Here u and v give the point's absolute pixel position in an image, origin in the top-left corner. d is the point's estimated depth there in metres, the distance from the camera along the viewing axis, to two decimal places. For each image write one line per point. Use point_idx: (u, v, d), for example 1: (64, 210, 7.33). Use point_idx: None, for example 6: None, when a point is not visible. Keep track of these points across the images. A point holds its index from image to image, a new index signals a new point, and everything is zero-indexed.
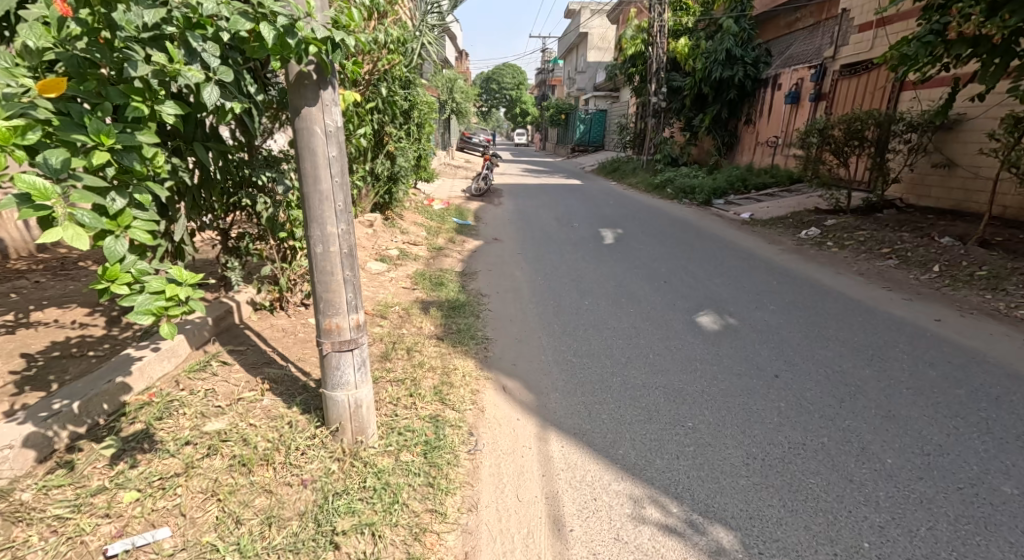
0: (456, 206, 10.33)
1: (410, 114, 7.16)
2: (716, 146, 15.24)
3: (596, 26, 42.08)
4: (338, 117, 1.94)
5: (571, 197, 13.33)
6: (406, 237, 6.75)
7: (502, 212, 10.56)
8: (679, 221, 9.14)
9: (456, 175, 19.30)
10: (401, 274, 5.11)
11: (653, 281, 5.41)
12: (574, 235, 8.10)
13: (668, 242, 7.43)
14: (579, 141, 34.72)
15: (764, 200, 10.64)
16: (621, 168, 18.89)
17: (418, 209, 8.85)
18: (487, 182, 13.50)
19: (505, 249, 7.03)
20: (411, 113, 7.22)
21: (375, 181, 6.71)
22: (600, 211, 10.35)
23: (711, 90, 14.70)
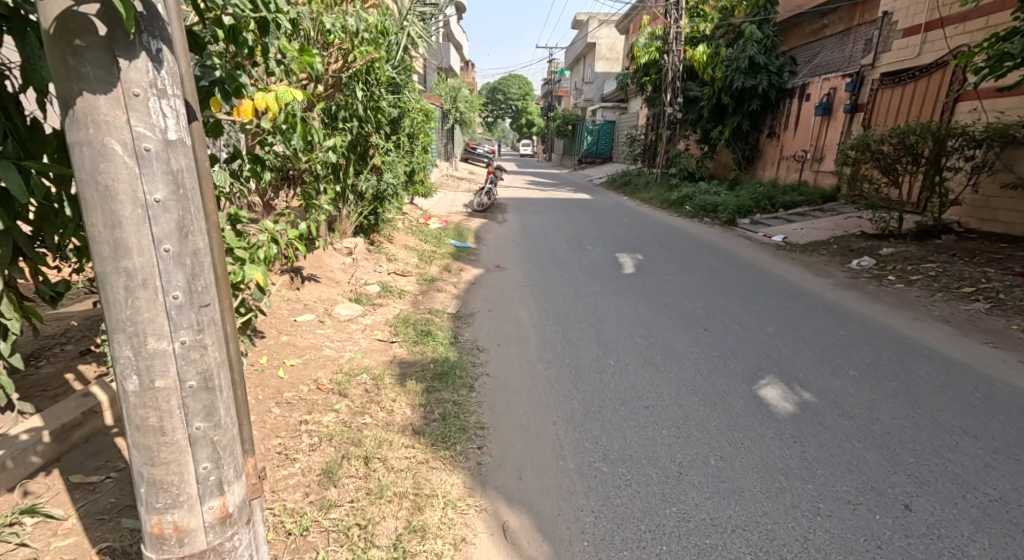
0: (456, 225, 9.40)
1: (401, 124, 6.24)
2: (736, 160, 14.29)
3: (605, 36, 41.35)
4: (173, 127, 1.25)
5: (580, 213, 12.38)
6: (394, 266, 5.80)
7: (507, 232, 9.58)
8: (704, 245, 8.15)
9: (458, 188, 18.43)
10: (381, 317, 4.15)
11: (689, 327, 4.43)
12: (587, 261, 7.11)
13: (697, 273, 6.43)
14: (587, 152, 33.81)
15: (795, 222, 9.66)
16: (633, 182, 17.95)
17: (412, 229, 7.91)
18: (490, 197, 12.57)
19: (508, 280, 6.05)
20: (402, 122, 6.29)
21: (358, 201, 5.80)
22: (614, 232, 9.36)
23: (731, 101, 13.76)
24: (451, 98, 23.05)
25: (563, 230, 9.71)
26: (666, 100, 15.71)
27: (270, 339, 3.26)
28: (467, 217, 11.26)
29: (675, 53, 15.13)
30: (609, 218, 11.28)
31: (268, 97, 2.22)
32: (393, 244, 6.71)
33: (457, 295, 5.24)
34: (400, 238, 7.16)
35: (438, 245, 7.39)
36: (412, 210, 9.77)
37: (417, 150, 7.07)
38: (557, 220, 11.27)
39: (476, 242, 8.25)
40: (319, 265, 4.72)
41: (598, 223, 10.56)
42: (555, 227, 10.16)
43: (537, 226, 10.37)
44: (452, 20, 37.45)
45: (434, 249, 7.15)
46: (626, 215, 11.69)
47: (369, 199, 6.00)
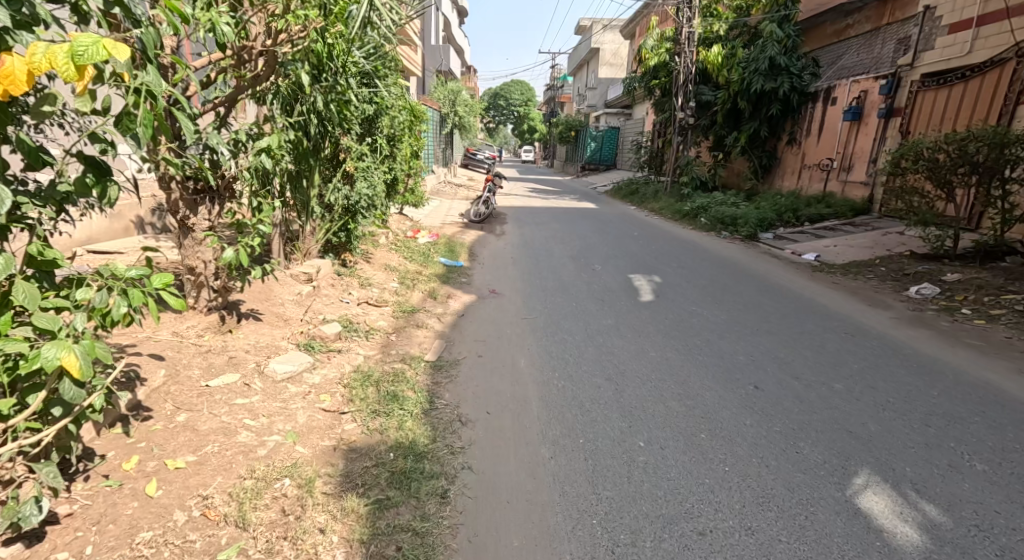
0: (448, 238, 8.44)
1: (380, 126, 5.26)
2: (752, 169, 13.38)
3: (608, 41, 40.59)
4: None
5: (584, 224, 11.44)
6: (365, 294, 4.83)
7: (504, 246, 8.63)
8: (728, 266, 7.18)
9: (456, 195, 17.52)
10: (336, 374, 3.17)
11: (734, 384, 3.45)
12: (596, 285, 6.14)
13: (728, 301, 5.45)
14: (590, 159, 32.96)
15: (827, 239, 8.69)
16: (640, 191, 17.02)
17: (396, 245, 6.95)
18: (488, 206, 11.68)
19: (504, 309, 5.08)
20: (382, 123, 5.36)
21: (323, 215, 4.90)
22: (624, 248, 8.40)
23: (748, 106, 12.84)
24: (450, 101, 22.20)
25: (566, 245, 8.74)
26: (677, 104, 14.79)
27: (159, 421, 2.28)
28: (462, 229, 10.33)
29: (687, 55, 14.24)
30: (617, 231, 10.32)
31: (55, 50, 1.46)
32: (366, 264, 5.73)
33: (438, 333, 4.27)
34: (378, 256, 6.20)
35: (425, 265, 6.43)
36: (400, 221, 8.83)
37: (402, 158, 6.13)
38: (560, 232, 10.33)
39: (468, 260, 7.29)
40: (265, 297, 3.75)
41: (606, 237, 9.59)
42: (560, 241, 9.17)
43: (539, 239, 9.42)
44: (454, 24, 36.80)
45: (419, 269, 6.19)
46: (636, 228, 10.74)
47: (339, 213, 5.04)
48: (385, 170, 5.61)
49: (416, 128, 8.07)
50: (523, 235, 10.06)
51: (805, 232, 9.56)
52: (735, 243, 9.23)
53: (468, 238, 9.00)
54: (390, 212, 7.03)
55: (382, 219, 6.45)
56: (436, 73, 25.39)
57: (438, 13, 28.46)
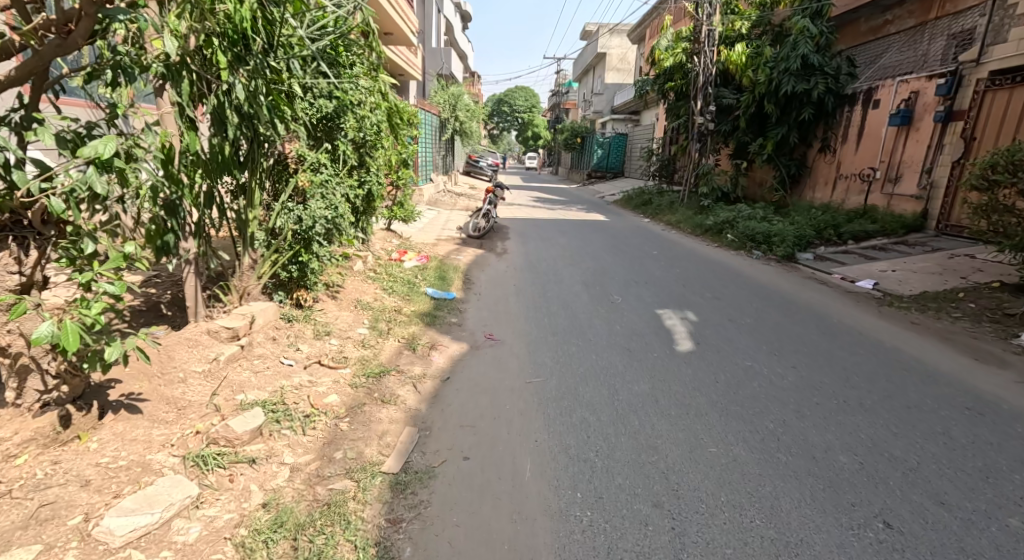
0: (441, 260, 7.29)
1: (344, 127, 4.10)
2: (778, 179, 12.21)
3: (615, 46, 39.54)
4: None
5: (596, 240, 10.27)
6: (318, 350, 3.66)
7: (506, 269, 7.48)
8: (774, 298, 6.01)
9: (455, 206, 16.38)
10: (232, 516, 2.02)
11: (853, 520, 2.26)
12: (619, 326, 4.98)
13: (790, 353, 4.27)
14: (596, 167, 31.85)
15: (880, 263, 7.49)
16: (653, 201, 15.86)
17: (373, 274, 5.78)
18: (488, 219, 10.55)
19: (504, 365, 3.93)
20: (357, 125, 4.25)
21: (267, 244, 3.81)
22: (645, 273, 7.23)
23: (775, 109, 11.65)
24: (450, 106, 21.16)
25: (577, 268, 7.57)
26: (695, 108, 13.63)
27: None
28: (458, 246, 9.19)
29: (707, 55, 13.10)
30: (634, 249, 9.17)
31: None
32: (330, 302, 4.58)
33: (410, 413, 3.11)
34: (346, 289, 5.04)
35: (407, 300, 5.26)
36: (385, 240, 7.68)
37: (380, 167, 4.98)
38: (570, 250, 9.19)
39: (462, 289, 6.12)
40: (153, 372, 2.60)
41: (622, 257, 8.44)
42: (571, 262, 8.03)
43: (546, 260, 8.25)
44: (457, 28, 35.94)
45: (398, 306, 5.02)
46: (655, 245, 9.60)
47: (291, 240, 3.89)
48: (353, 183, 4.46)
49: (400, 131, 6.92)
50: (527, 254, 8.92)
51: (850, 252, 8.37)
52: (772, 265, 8.07)
53: (464, 259, 7.85)
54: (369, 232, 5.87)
55: (355, 242, 5.30)
56: (436, 77, 24.36)
57: (440, 15, 27.49)
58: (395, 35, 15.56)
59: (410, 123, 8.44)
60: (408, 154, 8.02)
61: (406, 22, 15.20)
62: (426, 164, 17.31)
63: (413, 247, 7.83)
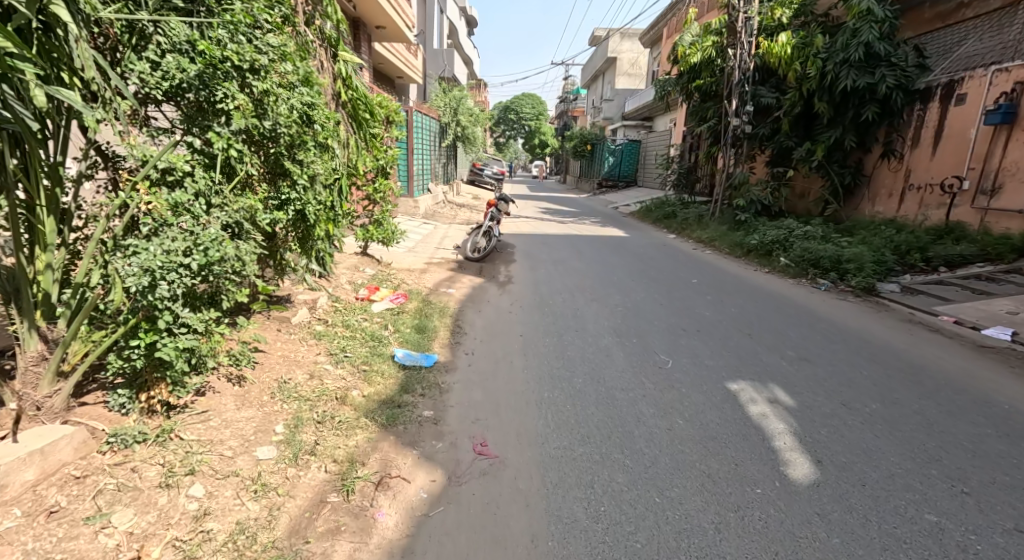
0: (424, 300, 5.61)
1: (225, 109, 2.51)
2: (829, 190, 10.48)
3: (626, 49, 37.92)
4: None
5: (618, 264, 8.58)
6: (154, 520, 2.02)
7: (508, 308, 5.81)
8: (882, 361, 4.29)
9: (454, 220, 14.76)
10: None
11: None
12: (680, 421, 3.27)
13: (989, 490, 2.54)
14: (607, 175, 30.19)
15: (1003, 300, 5.73)
16: (675, 215, 14.14)
17: (321, 330, 4.09)
18: (488, 237, 8.90)
19: (491, 514, 2.35)
20: (263, 104, 2.64)
21: (93, 311, 2.25)
22: (690, 318, 5.55)
23: (829, 108, 9.90)
24: (452, 109, 19.56)
25: (600, 307, 5.92)
26: (729, 109, 11.92)
27: None
28: (452, 274, 7.53)
29: (743, 46, 11.39)
30: (667, 278, 7.47)
31: None
32: (227, 394, 2.88)
33: None
34: (264, 364, 3.36)
35: (359, 376, 3.56)
36: (351, 273, 5.98)
37: (318, 178, 3.34)
38: (588, 278, 7.57)
39: (447, 348, 4.43)
40: None
41: (653, 291, 6.82)
42: (590, 297, 6.39)
43: (558, 294, 6.58)
44: (462, 32, 34.57)
45: (344, 390, 3.32)
46: (691, 271, 8.00)
47: (123, 306, 2.19)
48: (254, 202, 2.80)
49: (364, 127, 5.26)
50: (533, 283, 7.29)
51: (945, 283, 6.62)
52: (845, 301, 6.38)
53: (457, 295, 6.16)
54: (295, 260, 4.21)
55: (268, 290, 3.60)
56: (438, 80, 22.83)
57: (443, 15, 26.03)
58: (388, 29, 13.98)
59: (392, 121, 6.80)
60: (380, 159, 6.36)
61: (400, 15, 13.61)
62: (423, 173, 15.71)
63: (392, 280, 6.16)
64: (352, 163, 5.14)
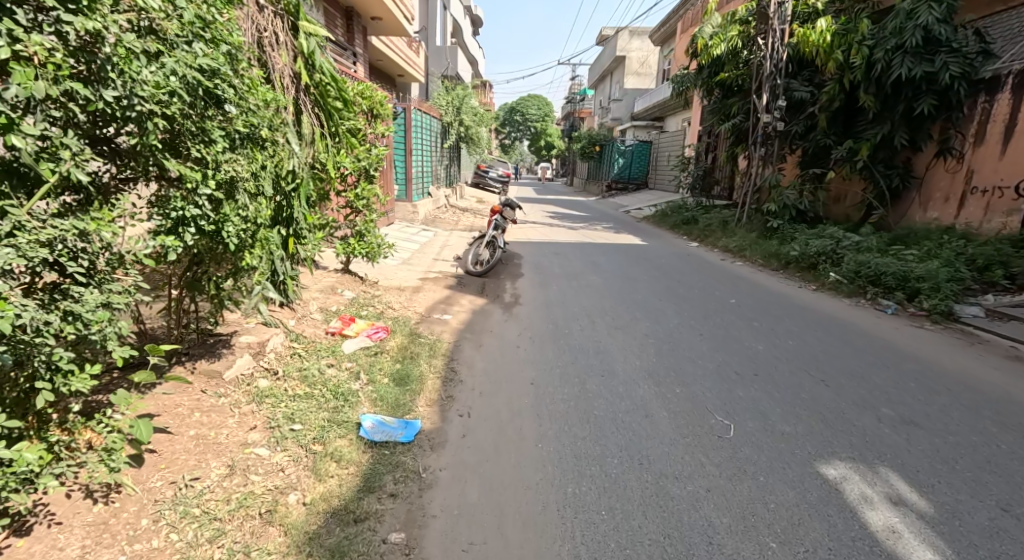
0: (411, 334, 4.58)
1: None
2: (874, 194, 9.37)
3: (635, 48, 36.89)
4: None
5: (640, 279, 7.53)
6: None
7: (515, 342, 4.75)
8: (1017, 428, 3.21)
9: (456, 226, 13.72)
10: None
11: None
12: (773, 545, 2.23)
13: None
14: (617, 177, 29.09)
15: None
16: (695, 221, 13.07)
17: (264, 389, 3.04)
18: (493, 249, 7.86)
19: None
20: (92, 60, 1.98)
21: None
22: (740, 355, 4.49)
23: (875, 102, 8.84)
24: (455, 108, 18.51)
25: (625, 338, 4.88)
26: (758, 104, 10.86)
27: None
28: (450, 293, 6.50)
29: (775, 35, 10.34)
30: (699, 300, 6.42)
31: None
32: (72, 530, 1.91)
33: None
34: (161, 456, 2.31)
35: (305, 466, 2.51)
36: (324, 298, 4.95)
37: (242, 186, 2.69)
38: (604, 299, 6.55)
39: (435, 409, 3.36)
40: None
41: (684, 315, 5.78)
42: (611, 325, 5.35)
43: (570, 320, 5.54)
44: (466, 30, 33.64)
45: (275, 495, 2.28)
46: (720, 288, 7.00)
47: None
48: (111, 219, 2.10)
49: (335, 123, 4.32)
50: (540, 305, 6.22)
51: None
52: (916, 328, 5.31)
53: (455, 324, 5.12)
54: (232, 293, 3.18)
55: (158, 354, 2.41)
56: (440, 78, 21.84)
57: (447, 12, 25.02)
58: (384, 20, 12.98)
59: (379, 118, 5.81)
60: (355, 161, 5.38)
61: (398, 4, 12.59)
62: (423, 176, 14.68)
63: (375, 307, 5.13)
64: (316, 166, 4.16)
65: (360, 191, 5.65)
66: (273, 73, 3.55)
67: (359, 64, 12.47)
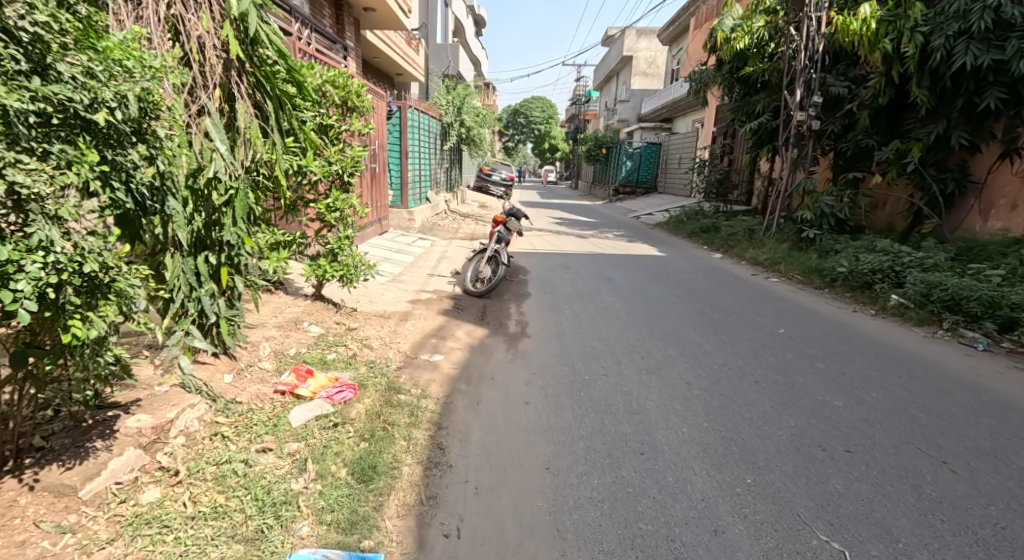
0: (389, 388, 3.56)
1: None
2: (926, 201, 8.35)
3: (643, 48, 35.88)
4: None
5: (665, 304, 6.51)
6: None
7: (523, 396, 3.76)
8: None
9: (455, 234, 12.71)
10: None
11: None
12: None
13: None
14: (625, 180, 28.06)
15: None
16: (716, 230, 12.04)
17: (145, 510, 2.05)
18: (498, 267, 6.81)
19: None
20: None
21: None
22: (817, 416, 3.47)
23: (929, 97, 7.86)
24: (456, 108, 17.45)
25: (663, 391, 3.87)
26: (791, 101, 9.93)
27: None
28: (445, 321, 5.51)
29: (809, 24, 9.40)
30: (740, 331, 5.40)
31: None
32: None
33: None
34: None
35: None
36: (282, 338, 3.94)
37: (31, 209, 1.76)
38: (626, 327, 5.56)
39: (411, 522, 2.36)
40: None
41: (727, 351, 4.78)
42: (642, 369, 4.35)
43: (589, 359, 4.54)
44: (469, 30, 32.59)
45: None
46: (757, 314, 6.03)
47: None
48: None
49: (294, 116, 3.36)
50: (549, 337, 5.21)
51: None
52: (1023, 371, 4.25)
53: (448, 368, 4.12)
54: (114, 361, 2.18)
55: None
56: (440, 76, 20.81)
57: (449, 8, 24.00)
58: (378, 12, 11.97)
59: (363, 114, 4.84)
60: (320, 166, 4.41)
61: None
62: (421, 181, 13.67)
63: (348, 347, 4.13)
64: (259, 173, 3.18)
65: (337, 203, 4.67)
66: (189, 44, 2.67)
67: (349, 59, 11.46)
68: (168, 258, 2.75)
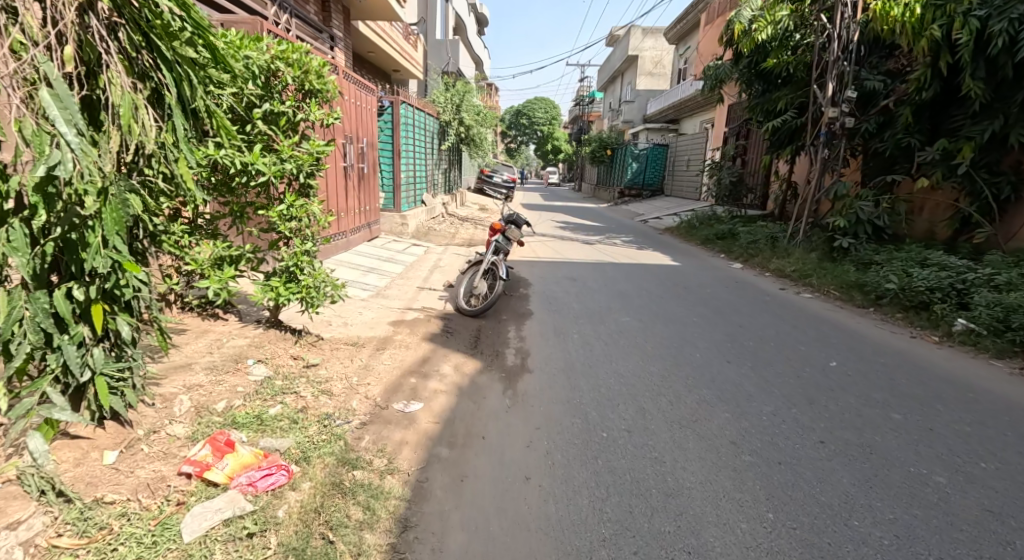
0: (343, 462, 2.67)
1: None
2: (978, 208, 7.48)
3: (649, 47, 35.00)
4: None
5: (689, 327, 5.60)
6: None
7: (522, 465, 2.90)
8: None
9: (452, 240, 11.84)
10: None
11: None
12: None
13: None
14: (631, 182, 27.17)
15: None
16: (734, 237, 11.16)
17: None
18: (496, 283, 5.93)
19: None
20: None
21: None
22: (922, 503, 2.57)
23: (985, 91, 7.01)
24: (454, 106, 16.56)
25: (704, 459, 2.99)
26: (821, 96, 9.05)
27: None
28: (432, 351, 4.64)
29: (843, 11, 8.52)
30: (785, 365, 4.50)
31: None
32: None
33: None
34: None
35: None
36: (211, 386, 3.05)
37: None
38: (645, 357, 4.69)
39: None
40: None
41: (773, 394, 3.90)
42: (673, 421, 3.49)
43: (605, 406, 3.67)
44: (470, 29, 31.69)
45: None
46: (798, 342, 5.17)
47: None
48: None
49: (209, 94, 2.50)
50: (554, 370, 4.34)
51: None
52: None
53: (427, 423, 3.24)
54: None
55: None
56: (439, 73, 19.92)
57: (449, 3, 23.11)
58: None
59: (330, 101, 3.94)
60: (264, 163, 3.51)
61: None
62: (415, 183, 12.78)
63: (299, 396, 3.24)
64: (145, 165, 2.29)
65: (297, 211, 3.77)
66: None
67: (337, 50, 10.57)
68: (3, 293, 1.93)
